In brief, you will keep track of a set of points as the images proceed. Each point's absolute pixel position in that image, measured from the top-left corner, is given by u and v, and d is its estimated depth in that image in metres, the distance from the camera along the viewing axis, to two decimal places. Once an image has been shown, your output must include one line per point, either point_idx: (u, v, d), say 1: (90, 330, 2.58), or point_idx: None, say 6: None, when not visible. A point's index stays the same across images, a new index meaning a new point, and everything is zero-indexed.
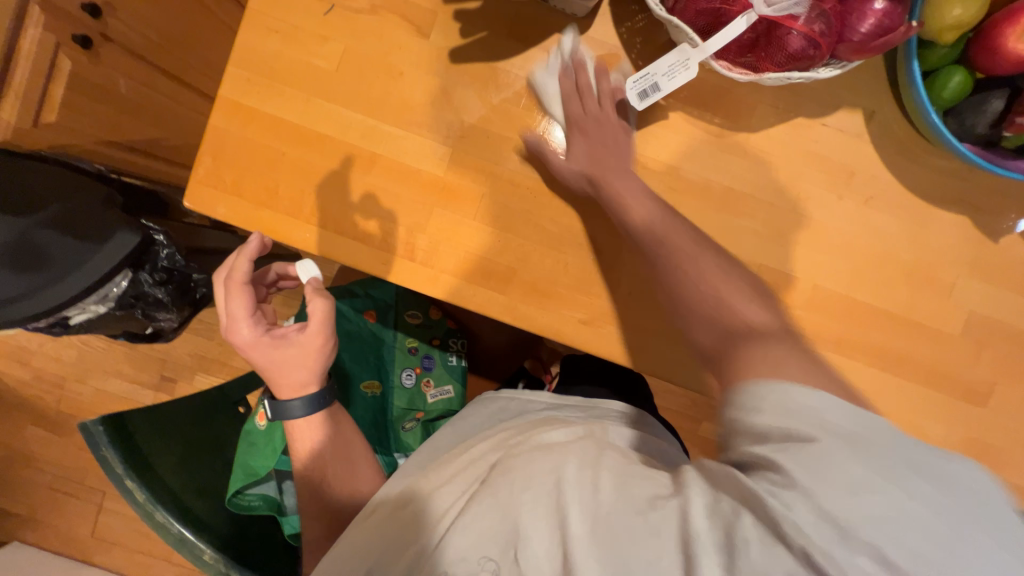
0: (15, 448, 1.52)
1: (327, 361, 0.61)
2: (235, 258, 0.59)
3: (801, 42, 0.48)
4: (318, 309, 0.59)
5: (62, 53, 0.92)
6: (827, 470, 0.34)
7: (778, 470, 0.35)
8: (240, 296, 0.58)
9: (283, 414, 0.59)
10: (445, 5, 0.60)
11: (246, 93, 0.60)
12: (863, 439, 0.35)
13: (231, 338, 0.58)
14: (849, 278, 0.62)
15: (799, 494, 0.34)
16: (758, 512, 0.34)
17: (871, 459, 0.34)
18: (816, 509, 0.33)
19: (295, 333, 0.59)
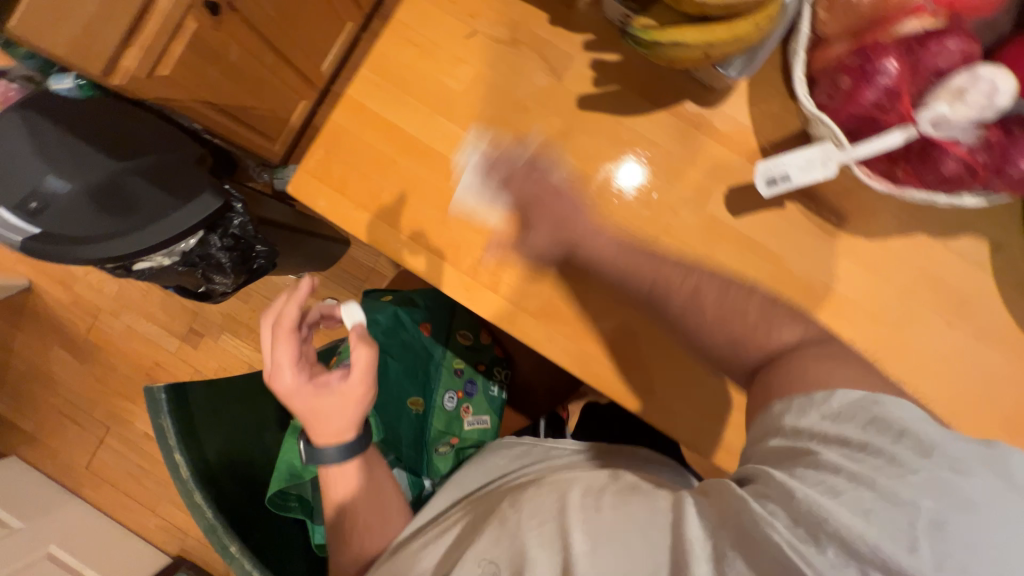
0: (37, 366, 1.54)
1: (364, 410, 0.59)
2: (286, 302, 0.59)
3: (957, 167, 0.46)
4: (361, 358, 0.58)
5: (190, 15, 0.93)
6: (866, 477, 0.38)
7: (824, 479, 0.39)
8: (286, 341, 0.58)
9: (318, 459, 0.58)
10: (583, 51, 0.60)
11: (373, 96, 0.62)
12: (895, 439, 0.40)
13: (273, 383, 0.57)
14: (944, 408, 0.58)
15: (794, 499, 0.39)
16: (810, 515, 0.38)
17: (900, 457, 0.39)
18: (857, 511, 0.37)
19: (336, 381, 0.57)
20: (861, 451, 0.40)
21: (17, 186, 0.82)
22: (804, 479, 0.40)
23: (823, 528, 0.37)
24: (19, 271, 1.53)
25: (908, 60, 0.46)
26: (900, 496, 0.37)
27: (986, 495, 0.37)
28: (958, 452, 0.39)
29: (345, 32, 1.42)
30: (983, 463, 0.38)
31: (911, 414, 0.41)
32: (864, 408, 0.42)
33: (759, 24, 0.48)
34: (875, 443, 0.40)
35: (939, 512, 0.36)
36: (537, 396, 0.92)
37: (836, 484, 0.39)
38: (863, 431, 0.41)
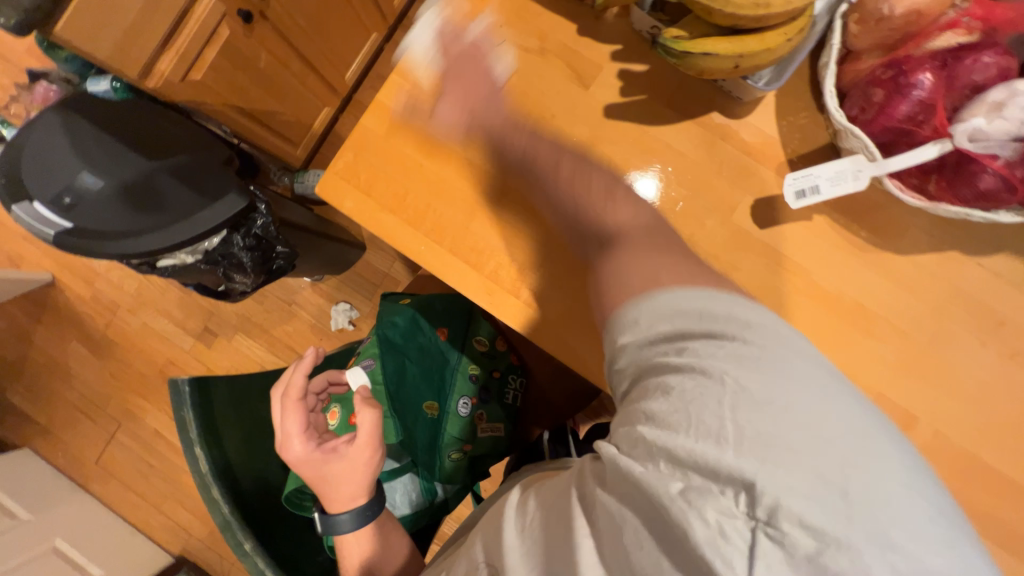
0: (54, 359, 1.57)
1: (375, 472, 0.59)
2: (291, 374, 0.61)
3: (994, 182, 0.46)
4: (367, 420, 0.59)
5: (223, 22, 0.97)
6: (709, 376, 0.34)
7: (664, 384, 0.36)
8: (294, 413, 0.59)
9: (332, 529, 0.57)
10: (610, 62, 0.61)
11: (402, 101, 0.63)
12: (742, 329, 0.36)
13: (284, 456, 0.57)
14: (977, 431, 0.56)
15: (679, 422, 0.33)
16: (657, 431, 0.34)
17: (753, 353, 0.34)
18: (709, 421, 0.32)
19: (344, 446, 0.58)
20: (700, 344, 0.36)
21: (52, 181, 0.84)
22: (650, 391, 0.36)
23: (676, 445, 0.33)
24: (42, 265, 1.57)
25: (942, 74, 0.46)
26: (770, 404, 0.32)
27: (842, 403, 0.32)
28: (777, 333, 0.35)
29: (370, 42, 1.45)
30: (811, 362, 0.34)
31: (736, 306, 0.37)
32: (719, 305, 0.37)
33: (789, 37, 0.48)
34: (729, 333, 0.36)
35: (782, 415, 0.31)
36: (551, 405, 0.91)
37: (678, 390, 0.34)
38: (677, 322, 0.38)
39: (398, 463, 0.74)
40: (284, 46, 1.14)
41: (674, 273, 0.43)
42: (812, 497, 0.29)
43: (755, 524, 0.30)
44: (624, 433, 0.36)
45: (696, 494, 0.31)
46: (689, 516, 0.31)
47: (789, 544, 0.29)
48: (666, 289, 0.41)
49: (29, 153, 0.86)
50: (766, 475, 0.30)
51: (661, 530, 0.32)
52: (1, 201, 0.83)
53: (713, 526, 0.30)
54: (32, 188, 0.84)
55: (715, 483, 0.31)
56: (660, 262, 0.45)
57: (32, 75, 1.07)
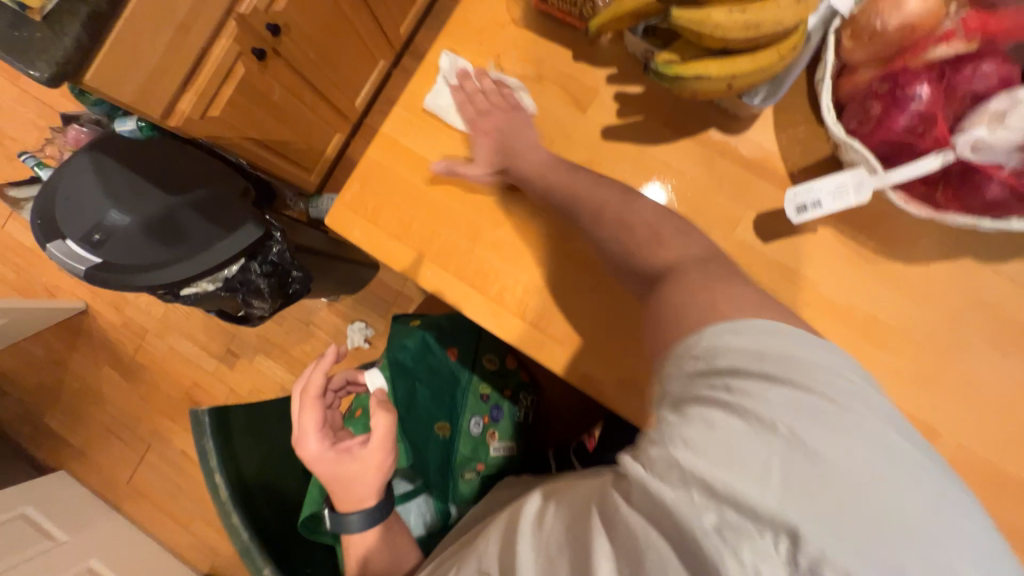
0: (88, 384, 1.64)
1: (386, 475, 0.60)
2: (310, 371, 0.62)
3: (1001, 191, 0.45)
4: (380, 425, 0.60)
5: (239, 61, 1.01)
6: (761, 417, 0.33)
7: (708, 414, 0.35)
8: (312, 409, 0.60)
9: (341, 527, 0.59)
10: (607, 84, 0.62)
11: (405, 133, 0.65)
12: (803, 371, 0.35)
13: (299, 451, 0.58)
14: (1003, 446, 0.54)
15: (727, 460, 0.32)
16: (696, 462, 0.33)
17: (816, 401, 0.34)
18: (757, 464, 0.32)
19: (358, 448, 0.59)
20: (755, 379, 0.35)
21: (83, 219, 0.90)
22: (691, 415, 0.35)
23: (716, 480, 0.32)
24: (76, 294, 1.65)
25: (941, 85, 0.46)
26: (824, 452, 0.32)
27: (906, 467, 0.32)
28: (842, 384, 0.35)
29: (378, 69, 1.50)
30: (873, 417, 0.34)
31: (797, 343, 0.37)
32: (772, 342, 0.37)
33: (782, 54, 0.49)
34: (783, 373, 0.35)
35: (834, 468, 0.31)
36: (562, 422, 0.91)
37: (727, 423, 0.34)
38: (733, 357, 0.37)
39: (411, 484, 0.77)
40: (296, 78, 1.19)
41: (735, 300, 0.42)
42: (857, 557, 0.30)
43: (795, 574, 0.30)
44: (656, 454, 0.35)
45: (731, 533, 0.31)
46: (725, 554, 0.31)
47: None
48: (722, 321, 0.40)
49: (62, 194, 0.91)
50: (809, 527, 0.30)
51: (691, 560, 0.32)
52: (37, 240, 0.88)
53: (747, 566, 0.31)
54: (64, 227, 0.89)
55: (756, 527, 0.31)
56: (713, 284, 0.44)
57: (65, 119, 1.15)
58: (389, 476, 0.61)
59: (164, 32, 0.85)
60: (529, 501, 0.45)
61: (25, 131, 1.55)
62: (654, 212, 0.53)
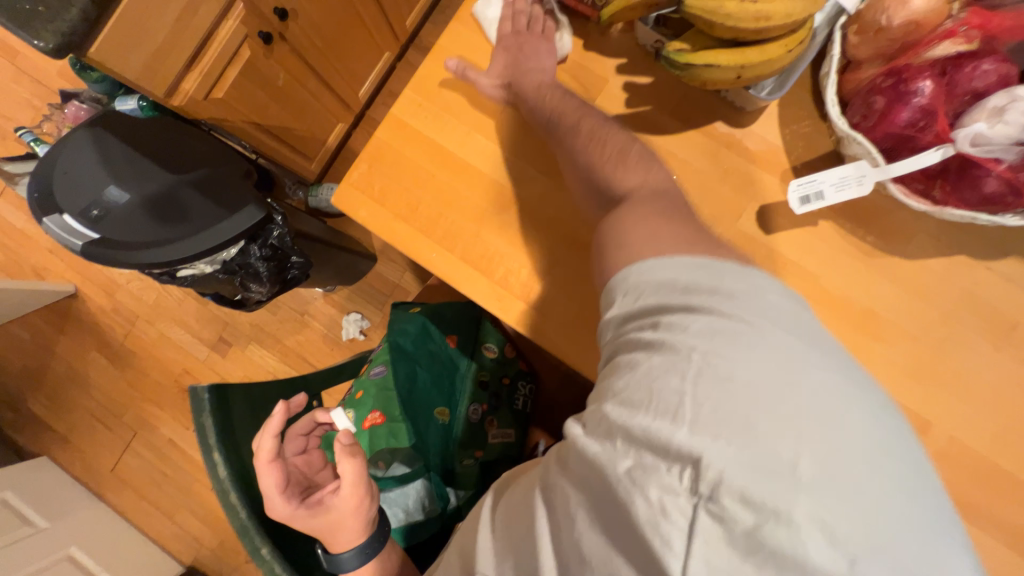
0: (75, 369, 1.61)
1: (369, 513, 0.58)
2: (260, 436, 0.57)
3: (998, 186, 0.47)
4: (349, 471, 0.58)
5: (245, 44, 1.01)
6: (679, 348, 0.34)
7: (633, 360, 0.36)
8: (270, 474, 0.56)
9: (337, 567, 0.57)
10: (616, 75, 0.63)
11: (415, 115, 0.65)
12: (721, 301, 0.36)
13: (270, 514, 0.56)
14: (993, 438, 0.55)
15: (644, 403, 0.33)
16: (618, 410, 0.34)
17: (732, 326, 0.34)
18: (670, 399, 0.33)
19: (330, 497, 0.57)
20: (676, 316, 0.36)
21: (81, 194, 0.88)
22: (619, 368, 0.37)
23: (634, 424, 0.33)
24: (66, 278, 1.62)
25: (942, 81, 0.47)
26: (733, 375, 0.32)
27: (827, 379, 0.32)
28: (753, 297, 0.36)
29: (383, 60, 1.50)
30: (786, 333, 0.34)
31: (719, 275, 0.37)
32: (706, 275, 0.37)
33: (789, 48, 0.50)
34: (707, 304, 0.36)
35: (741, 388, 0.32)
36: (558, 413, 0.91)
37: (646, 365, 0.35)
38: (658, 296, 0.38)
39: (411, 468, 0.74)
40: (301, 65, 1.19)
41: (670, 234, 0.42)
42: (755, 478, 0.29)
43: (698, 500, 0.30)
44: (592, 414, 0.37)
45: (642, 473, 0.32)
46: (635, 495, 0.31)
47: (729, 519, 0.30)
48: (647, 257, 0.40)
49: (61, 169, 0.90)
50: (714, 453, 0.30)
51: (610, 510, 0.33)
52: (34, 214, 0.87)
53: (654, 503, 0.31)
54: (61, 202, 0.88)
55: (663, 461, 0.32)
56: (649, 224, 0.43)
57: (65, 96, 1.13)
58: (375, 510, 0.59)
59: (171, 9, 0.85)
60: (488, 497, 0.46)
61: (20, 110, 1.53)
62: (666, 186, 0.53)
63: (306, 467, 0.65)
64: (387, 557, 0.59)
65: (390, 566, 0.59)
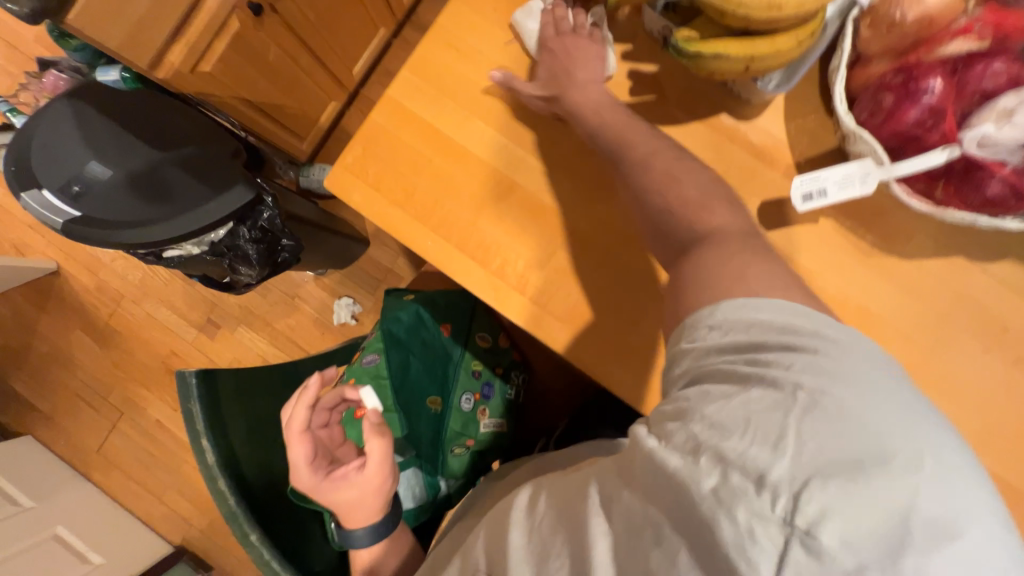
0: (58, 347, 1.57)
1: (388, 493, 0.61)
2: (293, 407, 0.60)
3: (1001, 188, 0.46)
4: (376, 450, 0.60)
5: (234, 15, 0.96)
6: (782, 384, 0.34)
7: (724, 388, 0.36)
8: (299, 446, 0.58)
9: (349, 540, 0.60)
10: (620, 62, 0.62)
11: (412, 97, 0.63)
12: (823, 344, 0.36)
13: (295, 483, 0.59)
14: (978, 437, 0.56)
15: (738, 433, 0.33)
16: (707, 431, 0.34)
17: (831, 365, 0.35)
18: (769, 428, 0.32)
19: (354, 475, 0.59)
20: (774, 353, 0.36)
21: (61, 168, 0.85)
22: (706, 392, 0.36)
23: (726, 447, 0.32)
24: (48, 255, 1.57)
25: (952, 80, 0.46)
26: (837, 414, 0.32)
27: (931, 433, 0.32)
28: (850, 342, 0.36)
29: (379, 37, 1.46)
30: (880, 380, 0.34)
31: (812, 318, 0.38)
32: (790, 315, 0.38)
33: (800, 40, 0.49)
34: (808, 346, 0.36)
35: (842, 433, 0.31)
36: (552, 404, 0.91)
37: (740, 396, 0.34)
38: (752, 332, 0.38)
39: (401, 457, 0.74)
40: (293, 39, 1.14)
41: (766, 278, 0.42)
42: (862, 522, 0.29)
43: (790, 532, 0.30)
44: (670, 428, 0.36)
45: (731, 495, 0.31)
46: (722, 518, 0.31)
47: (824, 557, 0.29)
48: (739, 295, 0.41)
49: (39, 141, 0.86)
50: (815, 492, 0.30)
51: (691, 531, 0.32)
52: (12, 188, 0.83)
53: (742, 526, 0.30)
54: (41, 176, 0.84)
55: (755, 486, 0.31)
56: (738, 258, 0.44)
57: (42, 64, 1.08)
58: (393, 489, 0.62)
59: None
60: (519, 495, 0.47)
61: None
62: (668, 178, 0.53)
63: (329, 439, 0.65)
64: (393, 540, 0.62)
65: (396, 548, 0.62)
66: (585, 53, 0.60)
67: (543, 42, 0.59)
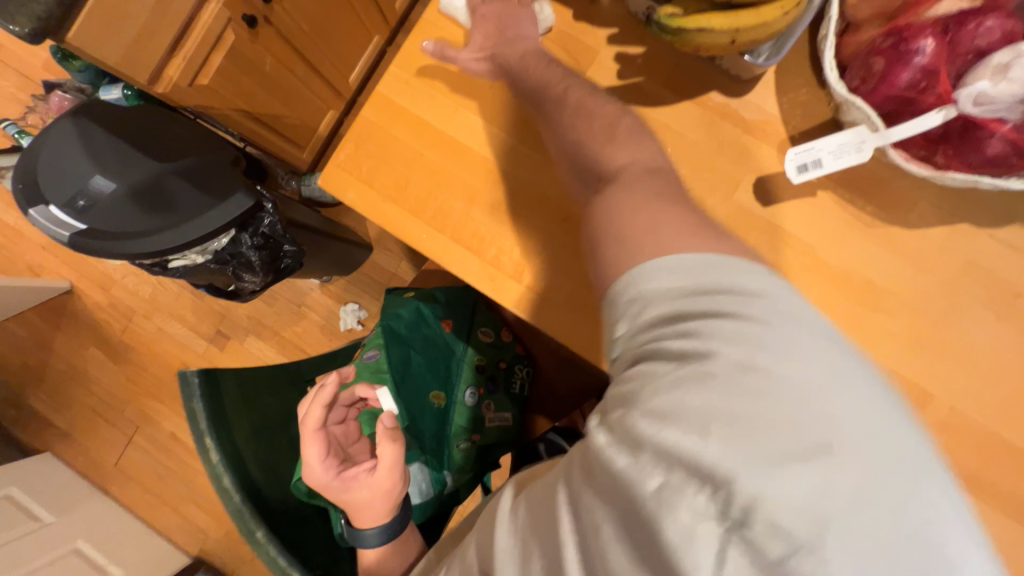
0: (74, 365, 1.61)
1: (399, 495, 0.60)
2: (309, 404, 0.60)
3: (1002, 147, 0.45)
4: (388, 451, 0.59)
5: (228, 27, 0.98)
6: (707, 359, 0.31)
7: (654, 369, 0.33)
8: (314, 443, 0.58)
9: (360, 540, 0.59)
10: (607, 46, 0.61)
11: (401, 92, 0.63)
12: (751, 305, 0.33)
13: (308, 481, 0.59)
14: (995, 408, 0.54)
15: (679, 426, 0.30)
16: (646, 425, 0.31)
17: (760, 329, 0.32)
18: (698, 413, 0.30)
19: (365, 475, 0.59)
20: (698, 322, 0.33)
21: (67, 184, 0.87)
22: (642, 377, 0.33)
23: (664, 439, 0.30)
24: (61, 274, 1.61)
25: (945, 40, 0.45)
26: (765, 388, 0.30)
27: (861, 396, 0.29)
28: (782, 302, 0.33)
29: (372, 45, 1.47)
30: (809, 337, 0.31)
31: (746, 275, 0.34)
32: (727, 276, 0.34)
33: (786, 10, 0.48)
34: (734, 308, 0.33)
35: (769, 411, 0.29)
36: (557, 397, 0.90)
37: (672, 377, 0.32)
38: (678, 298, 0.35)
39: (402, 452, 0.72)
40: (288, 50, 1.16)
41: (677, 221, 0.40)
42: (806, 508, 0.27)
43: (730, 527, 0.28)
44: (614, 422, 0.33)
45: (672, 493, 0.29)
46: (665, 516, 0.29)
47: (759, 547, 0.28)
48: (660, 257, 0.37)
49: (44, 159, 0.88)
50: (751, 481, 0.28)
51: (635, 528, 0.31)
52: (20, 206, 0.85)
53: (685, 526, 0.29)
54: (47, 192, 0.86)
55: (690, 483, 0.29)
56: (653, 212, 0.41)
57: (47, 86, 1.11)
58: (405, 489, 0.61)
59: None
60: (504, 496, 0.44)
61: (5, 105, 1.50)
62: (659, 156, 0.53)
63: (344, 437, 0.65)
64: (404, 537, 0.62)
65: (405, 547, 0.61)
66: (519, 20, 0.60)
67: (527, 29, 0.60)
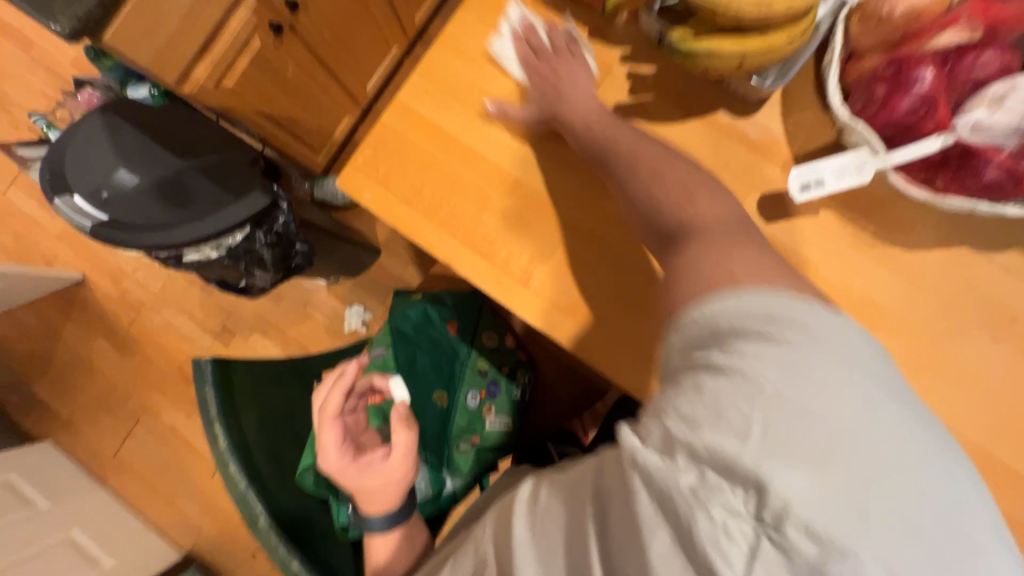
0: (80, 355, 1.62)
1: (408, 484, 0.61)
2: (329, 389, 0.63)
3: (998, 173, 0.47)
4: (402, 438, 0.61)
5: (255, 34, 1.01)
6: (752, 373, 0.33)
7: (699, 379, 0.34)
8: (331, 428, 0.60)
9: (366, 526, 0.60)
10: (620, 64, 0.64)
11: (420, 100, 0.66)
12: (791, 331, 0.35)
13: (321, 465, 0.60)
14: (992, 430, 0.55)
15: (722, 431, 0.31)
16: (683, 427, 0.32)
17: (797, 350, 0.34)
18: (737, 420, 0.31)
19: (379, 461, 0.60)
20: (742, 340, 0.35)
21: (92, 177, 0.90)
22: (683, 386, 0.35)
23: (702, 443, 0.31)
24: (74, 265, 1.64)
25: (944, 70, 0.47)
26: (802, 401, 0.31)
27: (892, 419, 0.32)
28: (824, 330, 0.35)
29: (390, 55, 1.52)
30: (844, 361, 0.33)
31: (792, 307, 0.36)
32: (769, 305, 0.37)
33: (790, 38, 0.51)
34: (777, 332, 0.35)
35: (806, 421, 0.31)
36: (558, 405, 0.91)
37: (714, 387, 0.33)
38: (726, 321, 0.37)
39: None
40: (310, 57, 1.20)
41: (748, 269, 0.43)
42: (840, 515, 0.29)
43: (761, 526, 0.30)
44: (651, 424, 0.34)
45: (706, 492, 0.30)
46: (696, 513, 0.30)
47: (793, 549, 0.29)
48: (722, 292, 0.40)
49: (72, 150, 0.91)
50: (783, 486, 0.29)
51: (667, 521, 0.31)
52: (46, 194, 0.88)
53: (716, 522, 0.30)
54: (73, 182, 0.89)
55: (726, 482, 0.30)
56: (720, 260, 0.45)
57: (78, 83, 1.15)
58: (414, 478, 0.62)
59: None
60: (520, 491, 0.45)
61: (33, 99, 1.55)
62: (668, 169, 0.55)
63: (354, 426, 0.67)
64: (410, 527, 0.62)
65: (411, 538, 0.62)
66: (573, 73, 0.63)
67: (543, 44, 0.62)
